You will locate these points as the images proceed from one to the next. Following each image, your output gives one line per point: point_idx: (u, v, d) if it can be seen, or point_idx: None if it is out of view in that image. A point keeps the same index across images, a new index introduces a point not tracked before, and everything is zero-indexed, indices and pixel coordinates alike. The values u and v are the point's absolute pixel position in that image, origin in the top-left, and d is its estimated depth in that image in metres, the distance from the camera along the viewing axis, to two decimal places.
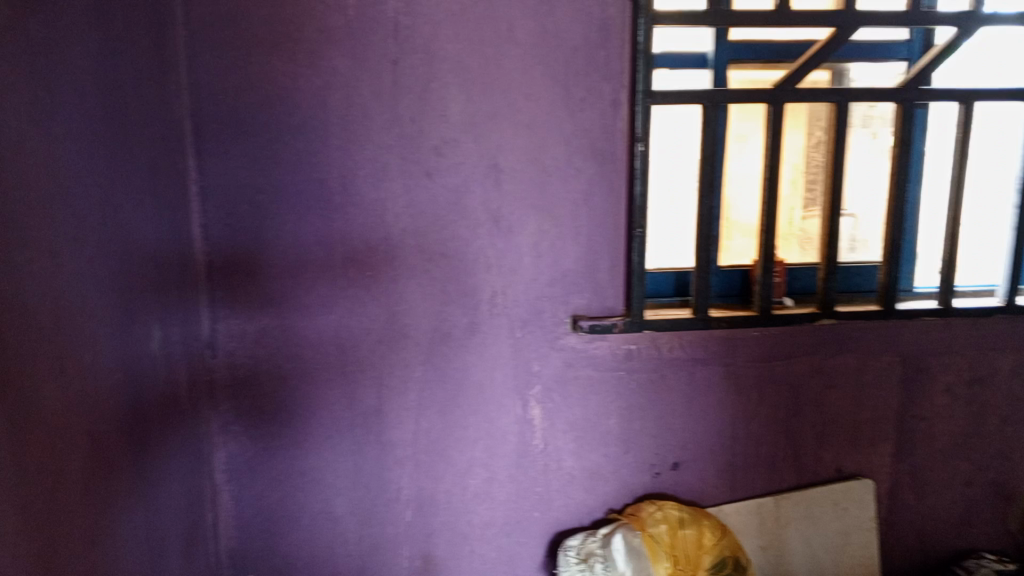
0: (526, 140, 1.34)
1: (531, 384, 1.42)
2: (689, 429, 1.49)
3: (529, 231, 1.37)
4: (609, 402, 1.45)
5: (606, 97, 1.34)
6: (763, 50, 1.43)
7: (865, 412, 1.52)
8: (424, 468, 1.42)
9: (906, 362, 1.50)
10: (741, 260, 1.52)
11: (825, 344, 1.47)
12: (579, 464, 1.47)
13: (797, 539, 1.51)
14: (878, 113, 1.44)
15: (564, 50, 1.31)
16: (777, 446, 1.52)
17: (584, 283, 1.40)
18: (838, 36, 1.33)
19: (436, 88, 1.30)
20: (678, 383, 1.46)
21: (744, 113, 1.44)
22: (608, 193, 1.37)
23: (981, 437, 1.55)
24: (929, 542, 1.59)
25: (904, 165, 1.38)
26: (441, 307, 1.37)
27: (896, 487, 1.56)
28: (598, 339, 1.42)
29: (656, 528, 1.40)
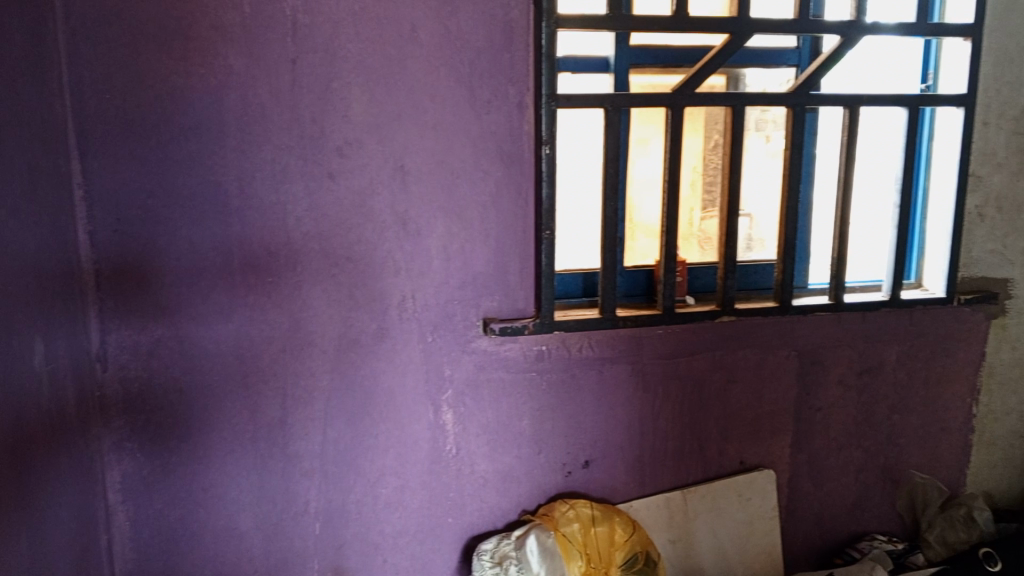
0: (432, 141, 1.30)
1: (443, 390, 1.40)
2: (600, 427, 1.49)
3: (437, 234, 1.34)
4: (521, 404, 1.44)
5: (512, 99, 1.32)
6: (662, 55, 1.46)
7: (765, 406, 1.57)
8: (333, 479, 1.40)
9: (802, 356, 1.55)
10: (645, 259, 1.56)
11: (726, 341, 1.50)
12: (493, 467, 1.46)
13: (704, 532, 1.55)
14: (771, 118, 1.54)
15: (469, 51, 1.29)
16: (684, 442, 1.54)
17: (495, 285, 1.38)
18: (733, 42, 1.37)
19: (337, 88, 1.25)
20: (590, 383, 1.46)
21: (645, 117, 1.48)
22: (517, 195, 1.36)
23: (870, 425, 1.63)
24: (827, 528, 1.67)
25: (795, 167, 1.45)
26: (348, 314, 1.33)
27: (795, 477, 1.62)
28: (509, 341, 1.40)
29: (569, 527, 1.40)
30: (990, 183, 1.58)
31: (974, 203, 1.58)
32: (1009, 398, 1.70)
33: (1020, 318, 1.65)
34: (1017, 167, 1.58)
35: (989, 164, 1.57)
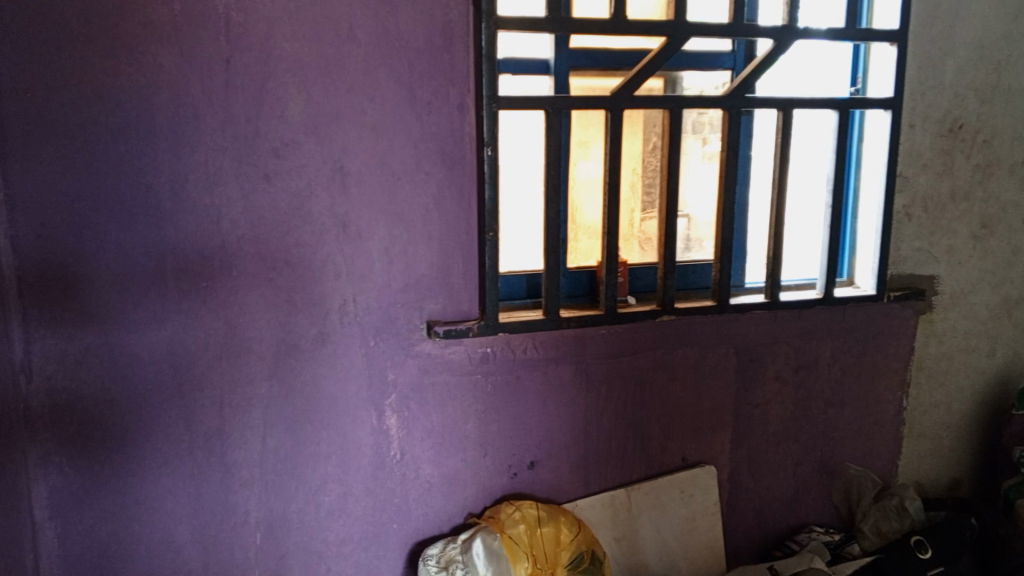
0: (372, 143, 1.29)
1: (386, 394, 1.38)
2: (545, 428, 1.49)
3: (379, 236, 1.32)
4: (466, 406, 1.43)
5: (452, 100, 1.31)
6: (601, 58, 1.47)
7: (706, 403, 1.59)
8: (273, 488, 1.36)
9: (741, 353, 1.58)
10: (587, 260, 1.57)
11: (668, 340, 1.52)
12: (438, 471, 1.45)
13: (648, 528, 1.57)
14: (708, 120, 1.56)
15: (408, 51, 1.27)
16: (628, 440, 1.56)
17: (437, 288, 1.37)
18: (670, 45, 1.38)
19: (273, 88, 1.23)
20: (535, 384, 1.46)
21: (585, 120, 1.49)
22: (459, 197, 1.35)
23: (807, 419, 1.67)
24: (767, 521, 1.70)
25: (730, 168, 1.48)
26: (286, 318, 1.30)
27: (735, 472, 1.65)
28: (453, 344, 1.39)
29: (515, 529, 1.40)
30: (917, 184, 1.64)
31: (901, 203, 1.64)
32: (936, 391, 1.77)
33: (945, 313, 1.73)
34: (941, 168, 1.65)
35: (915, 165, 1.62)
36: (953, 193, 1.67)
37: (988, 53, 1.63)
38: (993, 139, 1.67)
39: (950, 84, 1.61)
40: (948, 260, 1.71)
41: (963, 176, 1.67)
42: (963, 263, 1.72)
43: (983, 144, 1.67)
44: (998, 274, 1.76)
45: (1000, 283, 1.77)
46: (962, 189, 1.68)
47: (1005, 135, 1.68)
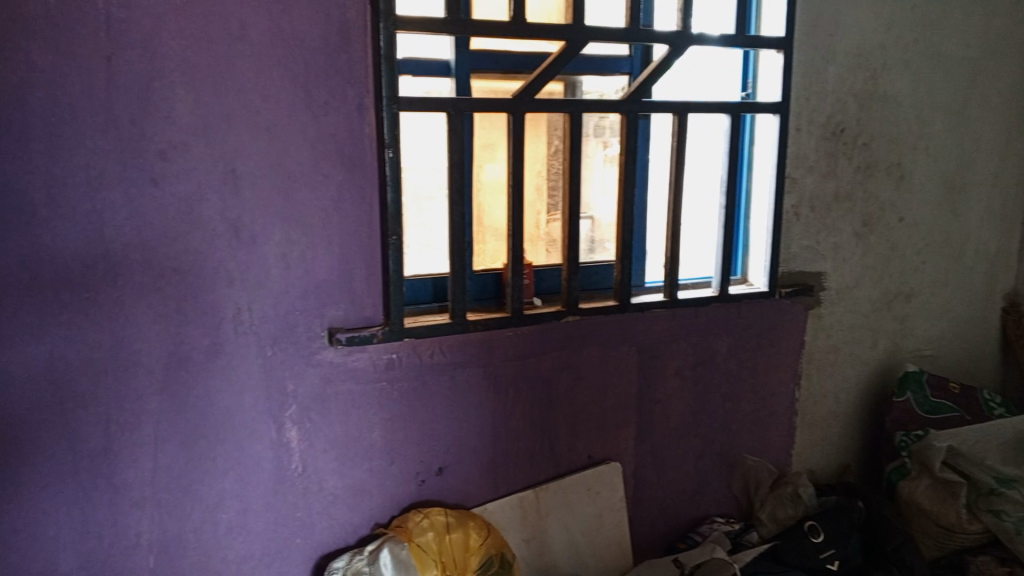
0: (266, 145, 1.24)
1: (286, 406, 1.34)
2: (452, 433, 1.48)
3: (275, 241, 1.27)
4: (371, 415, 1.40)
5: (351, 101, 1.28)
6: (502, 61, 1.47)
7: (611, 401, 1.61)
8: (167, 507, 1.29)
9: (642, 351, 1.61)
10: (494, 263, 1.56)
11: (572, 340, 1.54)
12: (343, 482, 1.41)
13: (556, 528, 1.58)
14: (609, 124, 1.59)
15: (303, 51, 1.23)
16: (536, 442, 1.56)
17: (339, 293, 1.33)
18: (569, 49, 1.40)
19: (159, 88, 1.16)
20: (442, 389, 1.44)
21: (489, 122, 1.48)
22: (359, 200, 1.32)
23: (706, 414, 1.72)
24: (671, 515, 1.74)
25: (630, 171, 1.51)
26: (177, 329, 1.24)
27: (640, 468, 1.68)
28: (357, 351, 1.36)
29: (423, 537, 1.38)
30: (804, 185, 1.71)
31: (791, 203, 1.71)
32: (825, 381, 1.86)
33: (831, 308, 1.82)
34: (826, 169, 1.73)
35: (802, 167, 1.70)
36: (837, 194, 1.76)
37: (865, 61, 1.72)
38: (871, 142, 1.77)
39: (832, 90, 1.70)
40: (834, 257, 1.80)
41: (846, 177, 1.76)
42: (847, 259, 1.82)
43: (863, 146, 1.76)
44: (878, 269, 1.86)
45: (880, 278, 1.87)
46: (845, 189, 1.77)
47: (882, 138, 1.78)
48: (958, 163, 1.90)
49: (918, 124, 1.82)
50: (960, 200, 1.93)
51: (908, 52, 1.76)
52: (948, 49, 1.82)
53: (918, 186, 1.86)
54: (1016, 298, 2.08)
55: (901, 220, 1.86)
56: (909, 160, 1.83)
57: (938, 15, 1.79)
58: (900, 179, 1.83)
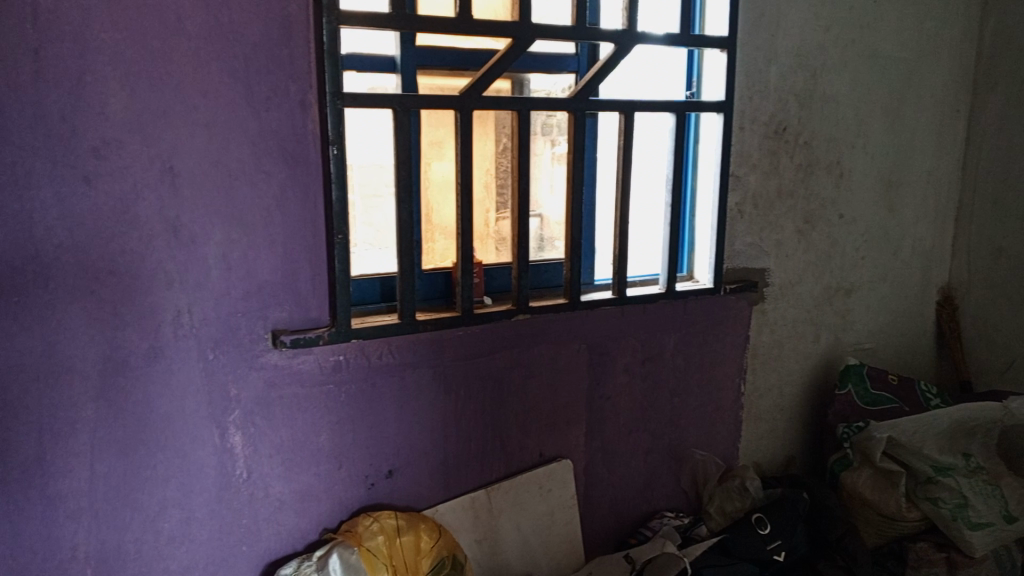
0: (205, 142, 1.20)
1: (228, 410, 1.30)
2: (402, 435, 1.46)
3: (215, 241, 1.24)
4: (318, 418, 1.37)
5: (293, 96, 1.25)
6: (448, 58, 1.45)
7: (561, 399, 1.61)
8: (104, 518, 1.25)
9: (592, 348, 1.62)
10: (443, 262, 1.55)
11: (522, 338, 1.53)
12: (289, 488, 1.38)
13: (508, 528, 1.57)
14: (556, 122, 1.59)
15: (243, 46, 1.20)
16: (487, 441, 1.55)
17: (283, 294, 1.30)
18: (516, 46, 1.39)
19: (90, 82, 1.12)
20: (391, 391, 1.42)
21: (436, 119, 1.47)
22: (303, 198, 1.29)
23: (655, 409, 1.74)
24: (622, 511, 1.75)
25: (578, 169, 1.51)
26: (113, 333, 1.19)
27: (590, 465, 1.68)
28: (302, 353, 1.33)
29: (373, 541, 1.36)
30: (748, 183, 1.74)
31: (735, 201, 1.74)
32: (770, 375, 1.90)
33: (775, 303, 1.86)
34: (769, 168, 1.76)
35: (745, 165, 1.73)
36: (780, 191, 1.79)
37: (806, 61, 1.76)
38: (812, 141, 1.81)
39: (774, 90, 1.73)
40: (777, 253, 1.83)
41: (788, 175, 1.79)
42: (789, 256, 1.85)
43: (804, 145, 1.80)
44: (820, 265, 1.91)
45: (822, 274, 1.92)
46: (787, 187, 1.80)
47: (822, 137, 1.82)
48: (894, 161, 1.95)
49: (856, 122, 1.87)
50: (897, 197, 1.98)
51: (846, 53, 1.81)
52: (884, 51, 1.87)
53: (857, 184, 1.91)
54: (949, 292, 2.14)
55: (841, 217, 1.90)
56: (848, 158, 1.88)
57: (875, 17, 1.84)
58: (840, 176, 1.87)
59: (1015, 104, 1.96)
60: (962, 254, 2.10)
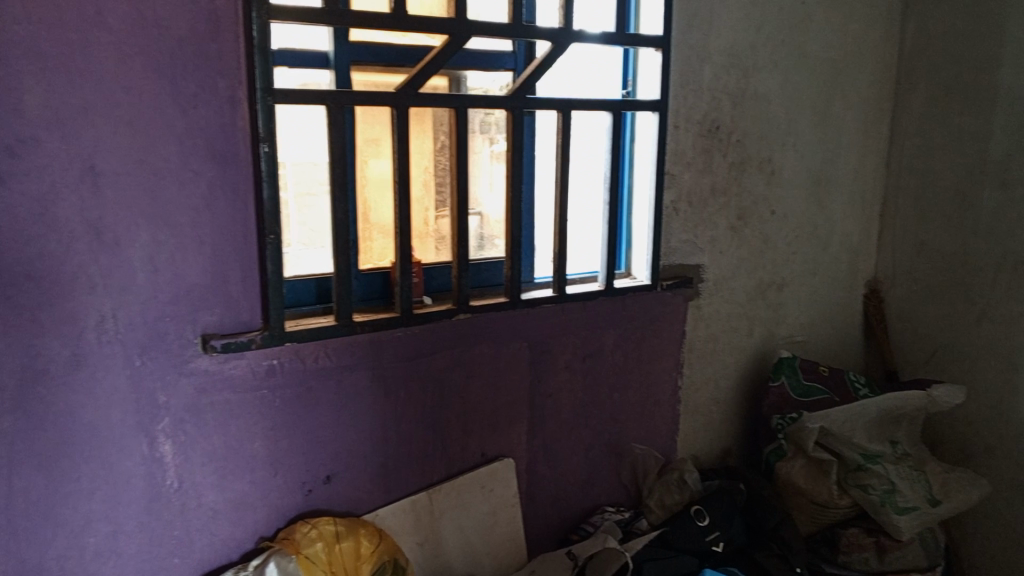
0: (129, 140, 1.16)
1: (157, 418, 1.25)
2: (340, 439, 1.43)
3: (141, 243, 1.19)
4: (252, 425, 1.33)
5: (222, 93, 1.21)
6: (383, 53, 1.43)
7: (502, 398, 1.60)
8: (25, 535, 1.19)
9: (533, 346, 1.62)
10: (382, 261, 1.52)
11: (462, 338, 1.52)
12: (223, 496, 1.34)
13: (450, 529, 1.56)
14: (494, 120, 1.58)
15: (168, 40, 1.16)
16: (427, 442, 1.53)
17: (213, 297, 1.26)
18: (452, 43, 1.38)
19: (3, 77, 1.06)
20: (327, 395, 1.39)
21: (372, 116, 1.44)
22: (233, 198, 1.25)
23: (596, 406, 1.75)
24: (564, 507, 1.76)
25: (517, 166, 1.51)
26: (31, 341, 1.13)
27: (532, 463, 1.68)
28: (234, 358, 1.29)
29: (312, 548, 1.33)
30: (683, 181, 1.77)
31: (670, 198, 1.76)
32: (706, 369, 1.93)
33: (710, 298, 1.89)
34: (703, 165, 1.79)
35: (681, 163, 1.75)
36: (713, 189, 1.82)
37: (737, 60, 1.79)
38: (744, 139, 1.85)
39: (707, 89, 1.75)
40: (711, 250, 1.86)
41: (721, 172, 1.83)
42: (724, 252, 1.89)
43: (736, 143, 1.84)
44: (752, 260, 1.95)
45: (755, 269, 1.96)
46: (721, 184, 1.83)
47: (754, 135, 1.86)
48: (822, 159, 2.01)
49: (786, 121, 1.91)
50: (825, 194, 2.04)
51: (775, 52, 1.85)
52: (811, 51, 1.92)
53: (788, 180, 1.96)
54: (876, 285, 2.21)
55: (773, 214, 1.95)
56: (779, 156, 1.92)
57: (802, 18, 1.88)
58: (771, 174, 1.92)
59: (934, 102, 2.01)
60: (887, 247, 2.17)
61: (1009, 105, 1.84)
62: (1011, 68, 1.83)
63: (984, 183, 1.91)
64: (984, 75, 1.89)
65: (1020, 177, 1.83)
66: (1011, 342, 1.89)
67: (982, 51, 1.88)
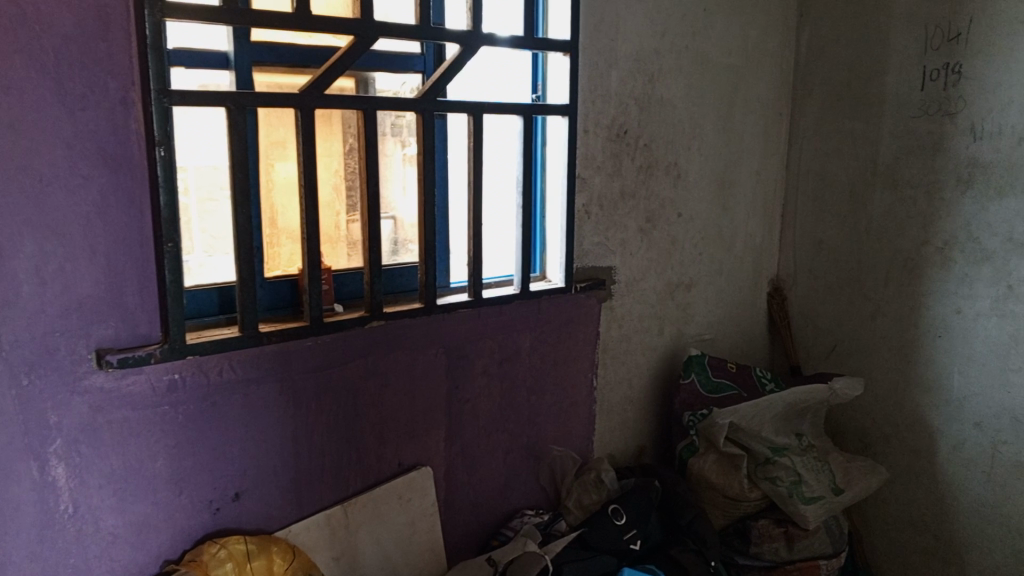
0: (10, 143, 1.08)
1: (48, 440, 1.17)
2: (249, 455, 1.37)
3: (26, 254, 1.11)
4: (153, 443, 1.27)
5: (113, 94, 1.14)
6: (286, 54, 1.38)
7: (418, 406, 1.58)
8: None
9: (448, 352, 1.60)
10: (289, 268, 1.48)
11: (375, 345, 1.49)
12: (123, 520, 1.26)
13: (367, 542, 1.52)
14: (405, 122, 1.56)
15: (52, 38, 1.09)
16: (341, 453, 1.49)
17: (107, 310, 1.19)
18: (358, 44, 1.36)
19: None
20: (234, 409, 1.34)
21: (276, 118, 1.40)
22: (128, 205, 1.18)
23: (513, 409, 1.74)
24: (483, 513, 1.75)
25: (429, 170, 1.50)
26: None
27: (450, 469, 1.67)
28: (131, 374, 1.22)
29: (221, 570, 1.28)
30: (593, 184, 1.79)
31: (582, 202, 1.78)
32: (620, 369, 1.96)
33: (622, 299, 1.92)
34: (612, 169, 1.82)
35: (591, 167, 1.77)
36: (623, 192, 1.85)
37: (643, 66, 1.83)
38: (651, 143, 1.89)
39: (615, 94, 1.78)
40: (622, 252, 1.89)
41: (630, 175, 1.86)
42: (634, 254, 1.92)
43: (644, 147, 1.87)
44: (662, 262, 1.99)
45: (664, 270, 2.00)
46: (630, 188, 1.87)
47: (660, 140, 1.90)
48: (725, 162, 2.08)
49: (691, 125, 1.97)
50: (729, 195, 2.11)
51: (680, 58, 1.90)
52: (713, 57, 1.98)
53: (693, 183, 2.01)
54: (778, 283, 2.30)
55: (680, 215, 2.00)
56: (685, 159, 1.97)
57: (704, 24, 1.94)
58: (677, 177, 1.96)
59: (828, 107, 2.10)
60: (788, 247, 2.26)
61: (897, 110, 1.94)
62: (897, 75, 1.93)
63: (875, 185, 2.01)
64: (873, 81, 1.98)
65: (908, 178, 1.94)
66: (903, 335, 2.00)
67: (870, 59, 1.98)
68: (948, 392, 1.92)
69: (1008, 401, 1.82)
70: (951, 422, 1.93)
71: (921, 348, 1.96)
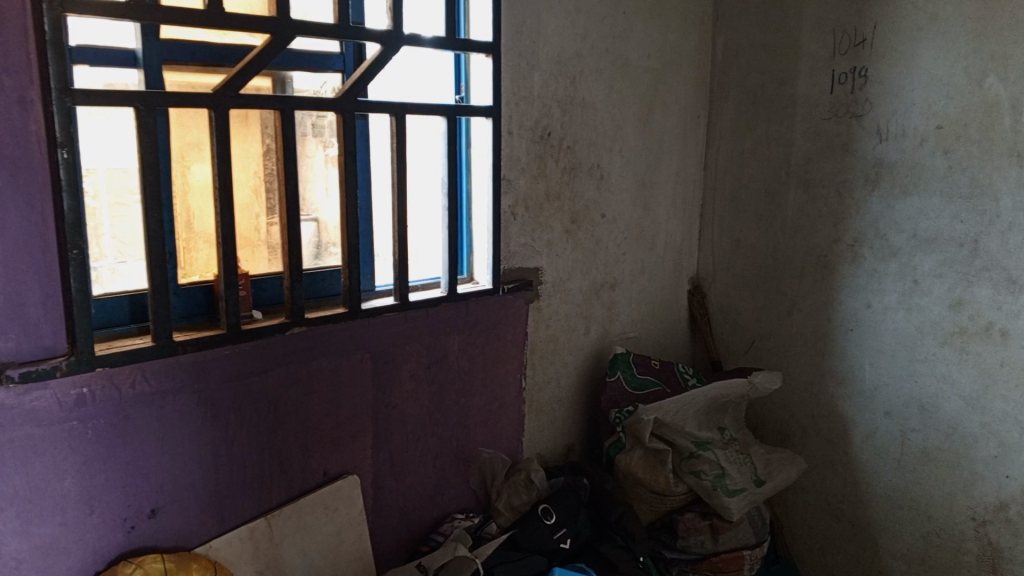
0: None
1: None
2: (165, 469, 1.32)
3: None
4: (61, 461, 1.20)
5: (10, 93, 1.08)
6: (198, 52, 1.34)
7: (343, 413, 1.55)
8: None
9: (374, 357, 1.57)
10: (205, 274, 1.42)
11: (298, 352, 1.45)
12: (28, 543, 1.19)
13: (293, 554, 1.49)
14: (327, 122, 1.52)
15: None
16: (263, 464, 1.45)
17: (7, 322, 1.12)
18: (274, 44, 1.32)
19: None
20: (148, 423, 1.28)
21: (189, 119, 1.35)
22: (28, 210, 1.12)
23: (441, 413, 1.73)
24: (412, 519, 1.73)
25: (351, 173, 1.47)
26: None
27: (377, 477, 1.64)
28: (35, 389, 1.15)
29: None
30: (518, 186, 1.79)
31: (508, 203, 1.78)
32: (547, 369, 1.97)
33: (549, 300, 1.93)
34: (537, 171, 1.83)
35: (516, 168, 1.78)
36: (547, 194, 1.86)
37: (565, 68, 1.84)
38: (574, 145, 1.90)
39: (538, 96, 1.79)
40: (548, 253, 1.90)
41: (554, 177, 1.87)
42: (560, 254, 1.93)
43: (567, 149, 1.89)
44: (586, 262, 2.01)
45: (589, 270, 2.02)
46: (554, 189, 1.88)
47: (583, 142, 1.92)
48: (646, 163, 2.11)
49: (613, 127, 2.00)
50: (650, 195, 2.15)
51: (601, 60, 1.92)
52: (633, 60, 2.01)
53: (615, 184, 2.04)
54: (699, 281, 2.36)
55: (603, 216, 2.02)
56: (607, 161, 2.00)
57: (624, 28, 1.97)
58: (600, 178, 1.99)
59: (743, 110, 2.17)
60: (707, 245, 2.32)
61: (808, 113, 2.02)
62: (808, 79, 2.00)
63: (789, 185, 2.08)
64: (785, 85, 2.05)
65: (820, 178, 2.01)
66: (818, 329, 2.07)
67: (782, 63, 2.05)
68: (860, 383, 2.01)
69: (915, 391, 1.90)
70: (864, 412, 2.01)
71: (834, 341, 2.04)
